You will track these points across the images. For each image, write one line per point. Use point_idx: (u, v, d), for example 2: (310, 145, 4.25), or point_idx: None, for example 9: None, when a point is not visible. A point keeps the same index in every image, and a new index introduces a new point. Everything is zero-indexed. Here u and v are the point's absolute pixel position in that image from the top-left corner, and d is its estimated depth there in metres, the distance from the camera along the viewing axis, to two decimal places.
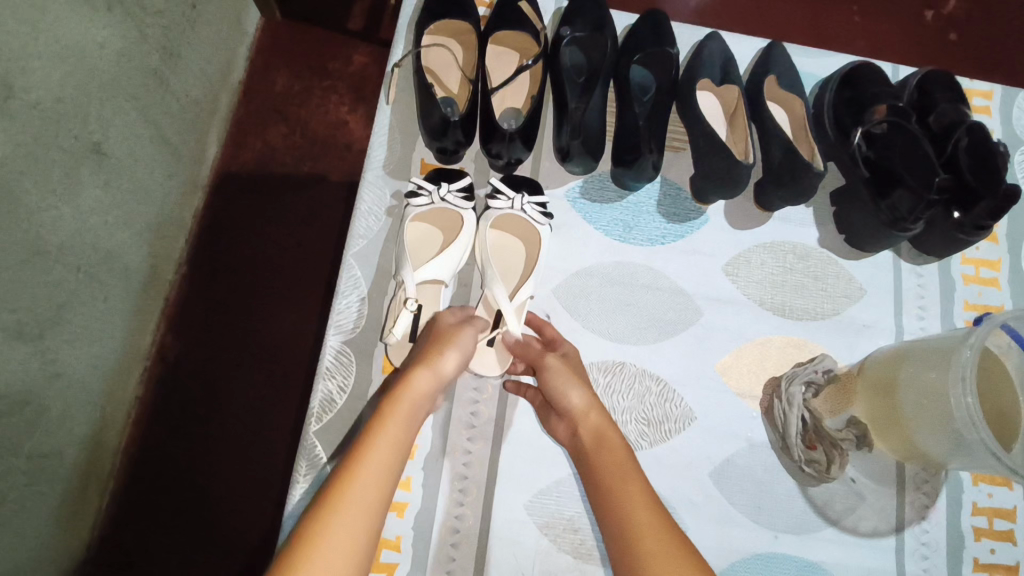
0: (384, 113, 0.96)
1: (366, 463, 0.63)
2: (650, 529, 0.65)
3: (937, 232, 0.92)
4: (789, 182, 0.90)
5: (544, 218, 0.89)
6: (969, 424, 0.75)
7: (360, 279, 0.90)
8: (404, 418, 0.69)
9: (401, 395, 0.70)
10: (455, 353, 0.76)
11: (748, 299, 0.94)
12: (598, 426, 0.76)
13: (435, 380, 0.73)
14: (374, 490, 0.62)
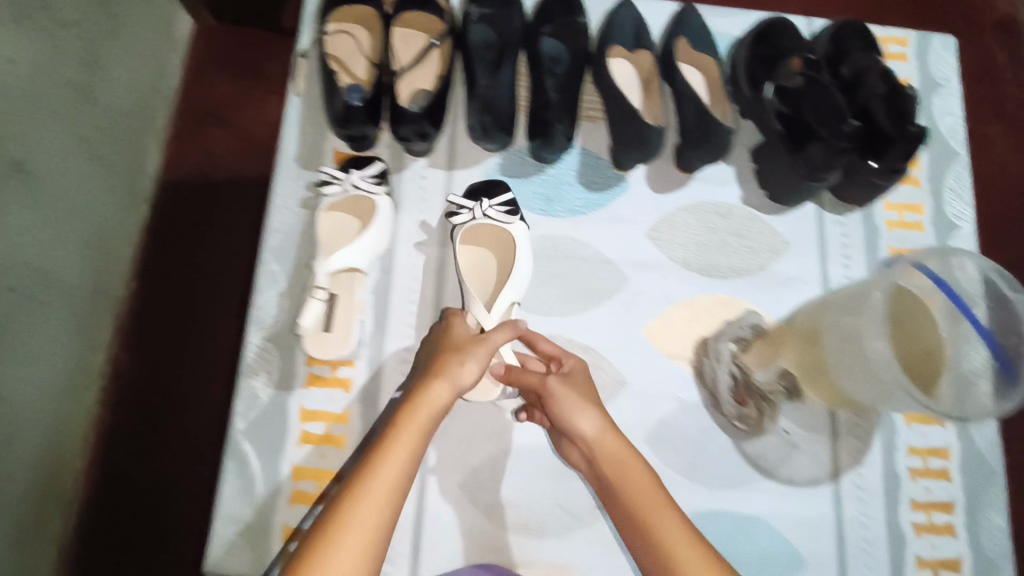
0: (293, 105, 0.94)
1: (370, 484, 0.59)
2: (679, 554, 0.63)
3: (856, 181, 0.91)
4: (700, 144, 0.88)
5: (510, 217, 0.88)
6: (887, 363, 0.75)
7: (279, 274, 0.89)
8: (416, 435, 0.64)
9: (414, 409, 0.66)
10: (467, 360, 0.72)
11: (673, 262, 0.95)
12: (614, 448, 0.72)
13: (449, 392, 0.69)
14: (376, 516, 0.57)
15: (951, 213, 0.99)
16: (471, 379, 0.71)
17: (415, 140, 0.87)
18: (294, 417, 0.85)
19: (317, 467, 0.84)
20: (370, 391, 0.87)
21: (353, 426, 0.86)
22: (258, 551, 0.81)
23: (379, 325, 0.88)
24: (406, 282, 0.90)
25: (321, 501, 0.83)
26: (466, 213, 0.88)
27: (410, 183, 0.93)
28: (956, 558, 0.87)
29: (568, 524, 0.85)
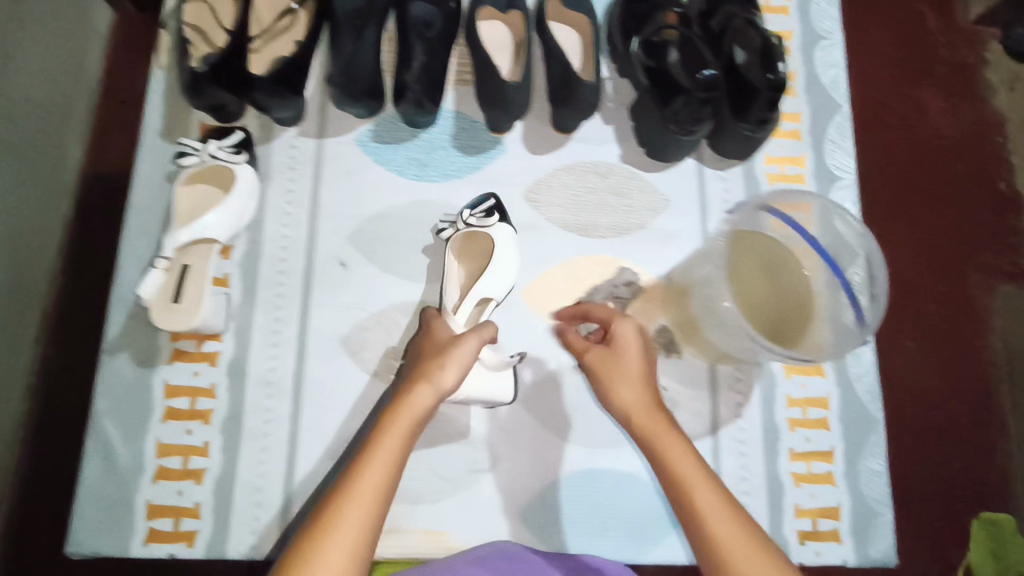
0: (157, 78, 0.92)
1: (353, 491, 0.60)
2: (720, 529, 0.61)
3: (727, 134, 0.91)
4: (566, 100, 0.87)
5: (488, 217, 0.85)
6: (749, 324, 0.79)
7: (143, 250, 0.87)
8: (399, 439, 0.65)
9: (398, 415, 0.66)
10: (451, 360, 0.71)
11: (551, 223, 0.93)
12: (649, 418, 0.71)
13: (432, 395, 0.68)
14: (358, 522, 0.58)
15: (832, 163, 0.99)
16: (454, 382, 0.70)
17: (273, 106, 0.85)
18: (158, 394, 0.84)
19: (182, 443, 0.82)
20: (237, 364, 0.85)
21: (219, 400, 0.84)
22: (121, 528, 0.80)
23: (247, 298, 0.87)
24: (274, 253, 0.88)
25: (186, 476, 0.82)
26: (450, 228, 0.87)
27: (279, 154, 0.91)
28: (836, 506, 0.88)
29: (444, 491, 0.84)
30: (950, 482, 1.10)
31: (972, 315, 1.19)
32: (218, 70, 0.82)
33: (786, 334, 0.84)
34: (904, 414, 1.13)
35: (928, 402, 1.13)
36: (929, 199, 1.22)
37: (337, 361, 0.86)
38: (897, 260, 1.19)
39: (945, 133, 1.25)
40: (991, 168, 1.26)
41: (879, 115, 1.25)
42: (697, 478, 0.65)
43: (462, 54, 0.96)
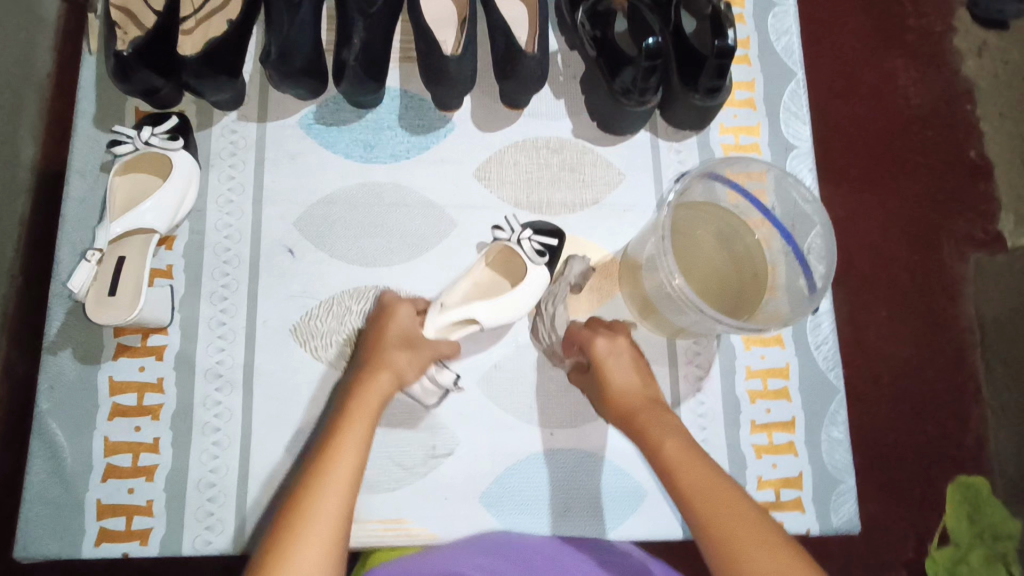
0: (87, 65, 0.88)
1: (335, 459, 0.63)
2: (717, 512, 0.60)
3: (679, 103, 0.89)
4: (511, 74, 0.85)
5: (539, 258, 0.80)
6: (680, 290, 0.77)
7: (81, 244, 0.84)
8: (369, 413, 0.69)
9: (365, 396, 0.70)
10: (409, 348, 0.76)
11: (503, 202, 0.91)
12: (635, 408, 0.73)
13: (394, 378, 0.73)
14: (344, 486, 0.61)
15: (788, 132, 0.98)
16: (413, 371, 0.75)
17: (207, 89, 0.83)
18: (103, 391, 0.81)
19: (131, 440, 0.80)
20: (183, 358, 0.82)
21: (167, 395, 0.81)
22: (72, 531, 0.78)
23: (191, 289, 0.84)
24: (218, 242, 0.86)
25: (136, 473, 0.79)
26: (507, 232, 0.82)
27: (218, 139, 0.89)
28: (798, 475, 0.88)
29: (401, 477, 0.83)
30: (926, 447, 1.11)
31: (945, 281, 1.19)
32: (146, 52, 0.78)
33: (745, 305, 0.85)
34: (881, 380, 1.13)
35: (900, 369, 1.14)
36: (902, 168, 1.22)
37: (287, 350, 0.84)
38: (874, 230, 1.19)
39: (915, 102, 1.25)
40: (960, 134, 1.25)
41: (849, 85, 1.24)
42: (672, 444, 0.67)
43: (405, 31, 0.93)
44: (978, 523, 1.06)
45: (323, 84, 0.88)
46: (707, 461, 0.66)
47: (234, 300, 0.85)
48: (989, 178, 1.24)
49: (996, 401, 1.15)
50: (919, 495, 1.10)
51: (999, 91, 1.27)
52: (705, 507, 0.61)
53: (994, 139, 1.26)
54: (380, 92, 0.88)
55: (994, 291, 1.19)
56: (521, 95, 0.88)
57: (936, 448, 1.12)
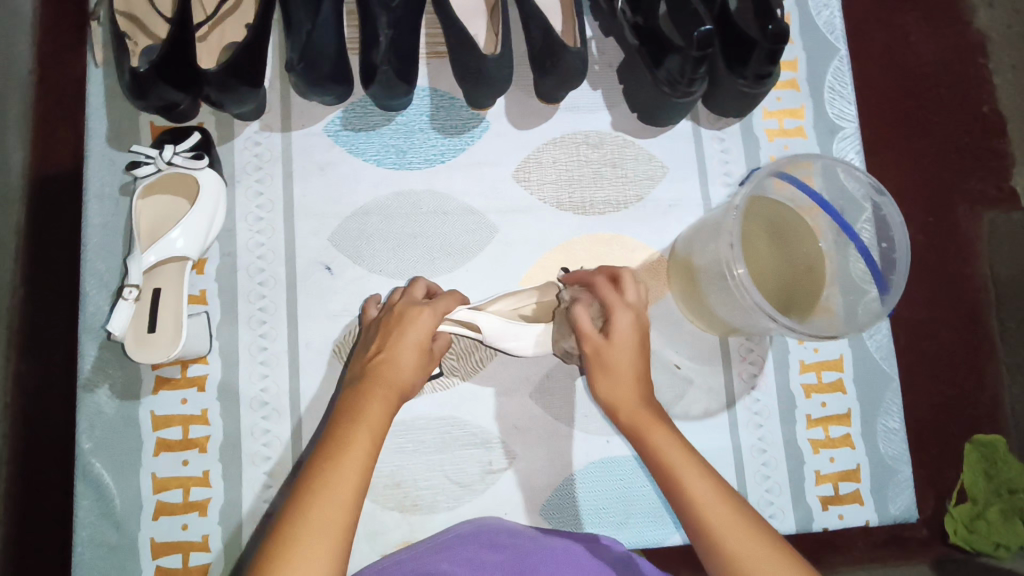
0: (95, 78, 0.83)
1: (330, 473, 0.57)
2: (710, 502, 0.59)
3: (725, 91, 0.85)
4: (551, 70, 0.80)
5: None
6: (742, 287, 0.72)
7: (108, 274, 0.80)
8: (375, 422, 0.62)
9: (368, 403, 0.63)
10: (419, 349, 0.68)
11: (544, 203, 0.87)
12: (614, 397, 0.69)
13: (400, 382, 0.66)
14: (342, 499, 0.55)
15: (833, 112, 0.94)
16: (417, 374, 0.68)
17: (230, 103, 0.78)
18: (147, 426, 0.78)
19: (179, 475, 0.77)
20: (226, 387, 0.79)
21: (213, 426, 0.78)
22: (128, 572, 0.76)
23: (228, 314, 0.81)
24: (251, 263, 0.82)
25: (189, 509, 0.77)
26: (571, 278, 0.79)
27: (242, 152, 0.84)
28: (856, 468, 0.87)
29: (459, 496, 0.81)
30: (944, 410, 1.00)
31: (960, 241, 1.05)
32: (165, 67, 0.73)
33: (796, 303, 0.79)
34: (899, 344, 1.00)
35: (916, 333, 1.01)
36: (914, 125, 1.07)
37: (331, 373, 0.81)
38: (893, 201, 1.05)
39: (930, 62, 1.09)
40: (973, 88, 1.10)
41: (862, 41, 1.08)
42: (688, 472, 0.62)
43: (430, 24, 0.88)
44: (996, 480, 0.95)
45: (349, 87, 0.83)
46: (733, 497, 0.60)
47: (273, 323, 0.81)
48: (1003, 133, 1.09)
49: (1011, 358, 1.02)
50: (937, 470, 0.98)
51: (1015, 44, 1.12)
52: (736, 553, 0.56)
53: (1006, 92, 1.10)
54: (410, 93, 0.83)
55: (1011, 248, 1.05)
56: (562, 88, 0.84)
57: (955, 409, 1.00)
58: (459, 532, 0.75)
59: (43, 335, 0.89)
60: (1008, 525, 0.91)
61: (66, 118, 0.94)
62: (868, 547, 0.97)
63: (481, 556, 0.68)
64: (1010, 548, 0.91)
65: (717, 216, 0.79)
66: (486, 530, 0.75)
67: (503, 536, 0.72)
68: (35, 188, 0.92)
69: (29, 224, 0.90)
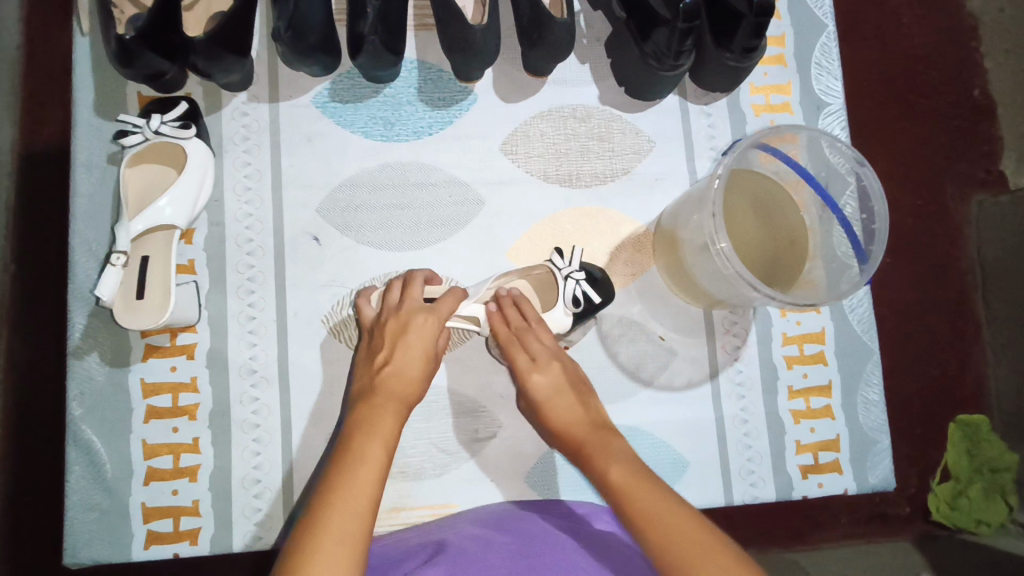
0: (81, 47, 0.83)
1: (348, 478, 0.59)
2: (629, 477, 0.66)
3: (711, 65, 0.85)
4: (538, 42, 0.80)
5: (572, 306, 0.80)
6: (725, 259, 0.73)
7: (95, 243, 0.80)
8: (388, 431, 0.65)
9: (380, 411, 0.67)
10: (424, 356, 0.72)
11: (532, 176, 0.88)
12: (545, 396, 0.75)
13: (407, 389, 0.70)
14: (363, 495, 0.58)
15: (819, 89, 0.95)
16: (422, 377, 0.72)
17: (217, 72, 0.79)
18: (137, 393, 0.79)
19: (169, 441, 0.78)
20: (215, 355, 0.80)
21: (203, 394, 0.79)
22: (119, 536, 0.77)
23: (217, 284, 0.81)
24: (239, 234, 0.82)
25: (179, 475, 0.78)
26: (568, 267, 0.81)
27: (229, 123, 0.84)
28: (835, 438, 0.89)
29: (445, 463, 0.82)
30: (928, 389, 1.01)
31: (949, 223, 1.06)
32: (152, 34, 0.73)
33: (780, 278, 0.81)
34: (889, 323, 1.02)
35: (901, 312, 1.03)
36: (903, 106, 1.08)
37: (319, 343, 0.81)
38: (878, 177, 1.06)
39: (920, 41, 1.09)
40: (962, 70, 1.10)
41: (851, 19, 1.09)
42: (615, 466, 0.67)
43: None
44: (976, 458, 0.99)
45: (336, 58, 0.83)
46: (660, 488, 0.64)
47: (262, 292, 0.82)
48: (993, 116, 1.10)
49: (997, 339, 1.03)
50: (927, 444, 1.00)
51: (1005, 26, 1.13)
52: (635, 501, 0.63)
53: (998, 75, 1.11)
54: (398, 65, 0.84)
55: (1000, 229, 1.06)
56: (548, 61, 0.84)
57: (940, 389, 1.02)
58: (470, 515, 0.77)
59: (32, 307, 0.89)
60: (989, 502, 0.95)
61: (54, 90, 0.94)
62: (851, 524, 0.98)
63: (489, 535, 0.71)
64: (991, 524, 0.94)
65: (699, 193, 0.80)
66: (493, 514, 0.77)
67: (507, 518, 0.75)
68: (24, 159, 0.92)
69: (17, 195, 0.90)
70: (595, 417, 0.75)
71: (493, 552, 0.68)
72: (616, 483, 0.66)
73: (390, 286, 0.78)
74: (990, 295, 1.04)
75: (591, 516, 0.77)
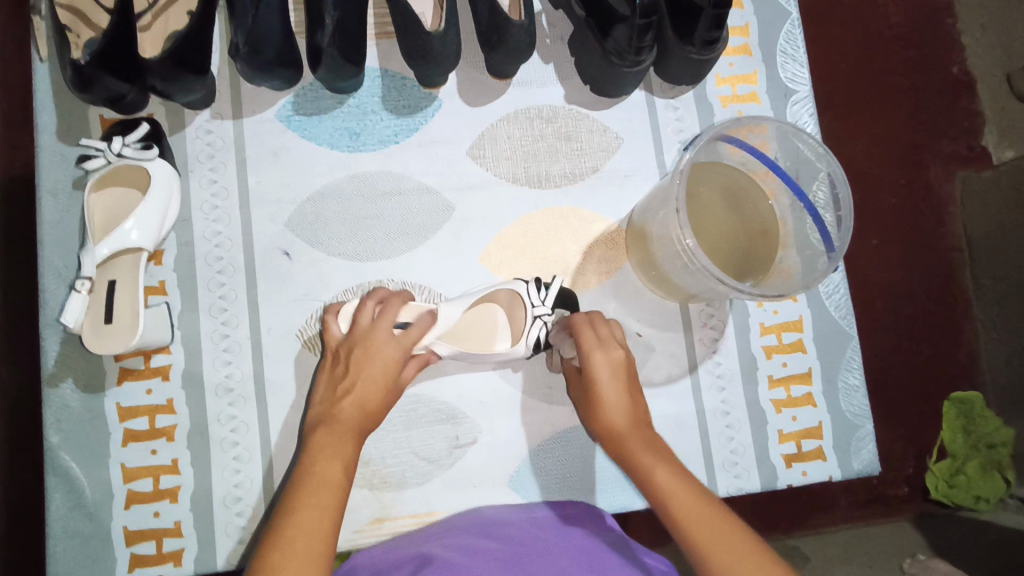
0: (41, 74, 0.83)
1: (305, 509, 0.60)
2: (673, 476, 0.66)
3: (674, 60, 0.85)
4: (498, 45, 0.80)
5: (528, 347, 0.78)
6: (690, 253, 0.73)
7: (65, 269, 0.80)
8: (343, 453, 0.67)
9: (337, 436, 0.68)
10: (384, 381, 0.72)
11: (500, 179, 0.88)
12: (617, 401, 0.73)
13: (365, 413, 0.70)
14: (322, 523, 0.59)
15: (786, 76, 0.95)
16: (383, 398, 0.72)
17: (175, 91, 0.78)
18: (114, 417, 0.79)
19: (149, 464, 0.78)
20: (191, 374, 0.80)
21: (180, 415, 0.79)
22: (102, 561, 0.77)
23: (189, 303, 0.81)
24: (209, 252, 0.82)
25: (160, 497, 0.78)
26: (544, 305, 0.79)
27: (194, 141, 0.84)
28: (818, 425, 0.89)
29: (427, 471, 0.82)
30: (911, 371, 1.01)
31: (933, 203, 1.06)
32: (106, 56, 0.72)
33: (751, 269, 0.81)
34: (871, 306, 1.02)
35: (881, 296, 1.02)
36: (875, 89, 1.07)
37: (297, 357, 0.81)
38: (853, 161, 1.06)
39: (890, 22, 1.09)
40: (935, 49, 1.10)
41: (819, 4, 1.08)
42: (661, 466, 0.67)
43: (378, 5, 0.87)
44: (973, 435, 0.98)
45: (298, 69, 0.82)
46: (688, 478, 0.66)
47: (235, 310, 0.81)
48: (972, 93, 1.10)
49: (986, 315, 1.03)
50: (915, 424, 1.01)
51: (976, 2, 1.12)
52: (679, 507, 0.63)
53: (975, 52, 1.11)
54: (360, 75, 0.83)
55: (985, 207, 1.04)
56: (511, 64, 0.84)
57: (927, 368, 1.02)
58: (461, 522, 0.78)
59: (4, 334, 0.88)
60: (985, 477, 0.94)
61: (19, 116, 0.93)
62: (849, 507, 0.99)
63: (477, 543, 0.71)
64: (990, 500, 0.93)
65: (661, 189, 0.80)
66: (482, 522, 0.77)
67: (498, 526, 0.75)
68: None
69: None
70: (640, 416, 0.73)
71: (481, 560, 0.67)
72: (674, 502, 0.64)
73: (361, 307, 0.76)
74: (978, 271, 1.03)
75: (582, 517, 0.77)
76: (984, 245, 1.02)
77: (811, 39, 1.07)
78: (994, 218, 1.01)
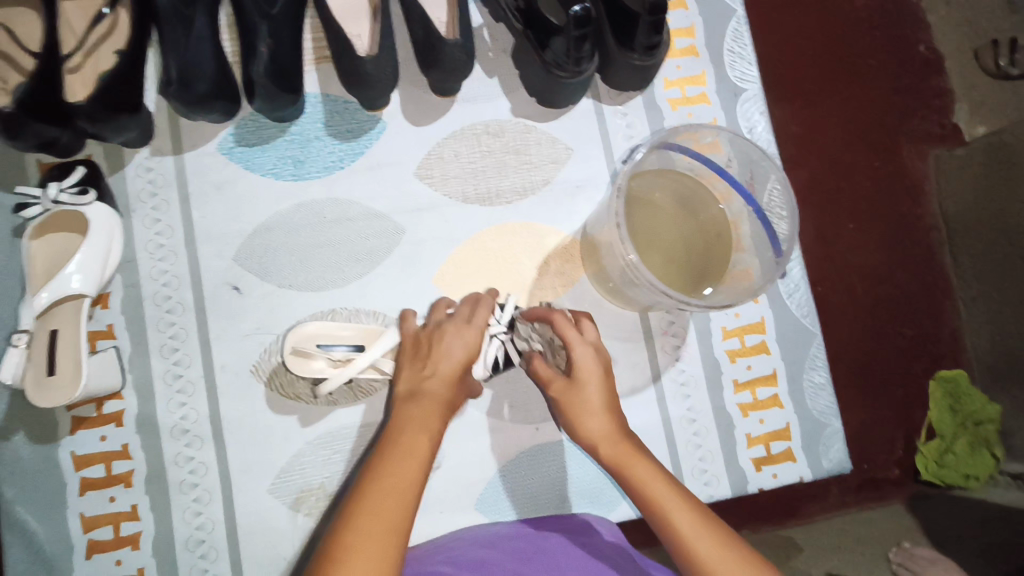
0: None
1: (383, 483, 0.60)
2: (673, 499, 0.64)
3: (617, 67, 0.84)
4: (434, 63, 0.79)
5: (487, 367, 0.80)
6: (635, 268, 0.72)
7: (9, 320, 0.79)
8: (432, 428, 0.66)
9: (422, 414, 0.67)
10: (468, 356, 0.72)
11: (451, 198, 0.87)
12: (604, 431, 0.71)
13: (452, 388, 0.70)
14: (408, 485, 0.60)
15: (734, 75, 0.94)
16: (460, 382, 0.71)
17: (108, 132, 0.76)
18: (68, 467, 0.77)
19: (107, 511, 0.77)
20: (143, 418, 0.79)
21: (136, 460, 0.78)
22: None
23: (138, 346, 0.80)
24: (157, 292, 0.81)
25: (121, 544, 0.77)
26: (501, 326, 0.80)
27: (134, 180, 0.83)
28: (786, 426, 0.88)
29: None
30: (889, 363, 0.99)
31: (905, 184, 1.03)
32: (30, 100, 0.71)
33: (705, 274, 0.79)
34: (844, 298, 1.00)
35: (849, 289, 1.00)
36: (837, 78, 1.04)
37: (252, 393, 0.80)
38: (819, 152, 1.02)
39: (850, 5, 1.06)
40: (902, 30, 1.06)
41: None
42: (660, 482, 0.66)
43: (316, 29, 0.86)
44: (960, 412, 0.97)
45: (236, 102, 0.81)
46: (692, 500, 0.65)
47: (188, 349, 0.80)
48: (941, 71, 1.06)
49: (966, 293, 1.00)
50: (895, 415, 0.98)
51: None
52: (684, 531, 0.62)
53: (942, 31, 1.07)
54: (299, 102, 0.82)
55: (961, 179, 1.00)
56: (451, 82, 0.82)
57: (906, 355, 1.00)
58: (457, 537, 0.78)
59: None
60: (975, 458, 0.94)
61: None
62: (844, 493, 0.96)
63: (482, 558, 0.72)
64: (980, 477, 0.93)
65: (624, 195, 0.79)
66: (479, 535, 0.78)
67: (496, 536, 0.77)
68: None
69: None
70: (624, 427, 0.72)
71: None
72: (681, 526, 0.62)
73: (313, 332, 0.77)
74: (956, 249, 1.01)
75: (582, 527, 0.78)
76: (959, 222, 1.00)
77: (768, 27, 1.03)
78: (968, 194, 0.98)
